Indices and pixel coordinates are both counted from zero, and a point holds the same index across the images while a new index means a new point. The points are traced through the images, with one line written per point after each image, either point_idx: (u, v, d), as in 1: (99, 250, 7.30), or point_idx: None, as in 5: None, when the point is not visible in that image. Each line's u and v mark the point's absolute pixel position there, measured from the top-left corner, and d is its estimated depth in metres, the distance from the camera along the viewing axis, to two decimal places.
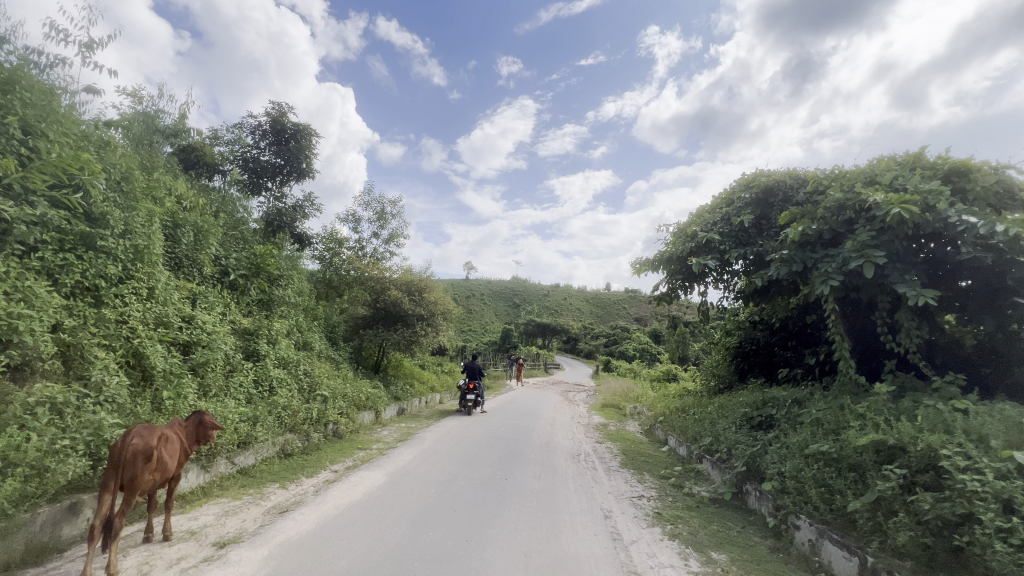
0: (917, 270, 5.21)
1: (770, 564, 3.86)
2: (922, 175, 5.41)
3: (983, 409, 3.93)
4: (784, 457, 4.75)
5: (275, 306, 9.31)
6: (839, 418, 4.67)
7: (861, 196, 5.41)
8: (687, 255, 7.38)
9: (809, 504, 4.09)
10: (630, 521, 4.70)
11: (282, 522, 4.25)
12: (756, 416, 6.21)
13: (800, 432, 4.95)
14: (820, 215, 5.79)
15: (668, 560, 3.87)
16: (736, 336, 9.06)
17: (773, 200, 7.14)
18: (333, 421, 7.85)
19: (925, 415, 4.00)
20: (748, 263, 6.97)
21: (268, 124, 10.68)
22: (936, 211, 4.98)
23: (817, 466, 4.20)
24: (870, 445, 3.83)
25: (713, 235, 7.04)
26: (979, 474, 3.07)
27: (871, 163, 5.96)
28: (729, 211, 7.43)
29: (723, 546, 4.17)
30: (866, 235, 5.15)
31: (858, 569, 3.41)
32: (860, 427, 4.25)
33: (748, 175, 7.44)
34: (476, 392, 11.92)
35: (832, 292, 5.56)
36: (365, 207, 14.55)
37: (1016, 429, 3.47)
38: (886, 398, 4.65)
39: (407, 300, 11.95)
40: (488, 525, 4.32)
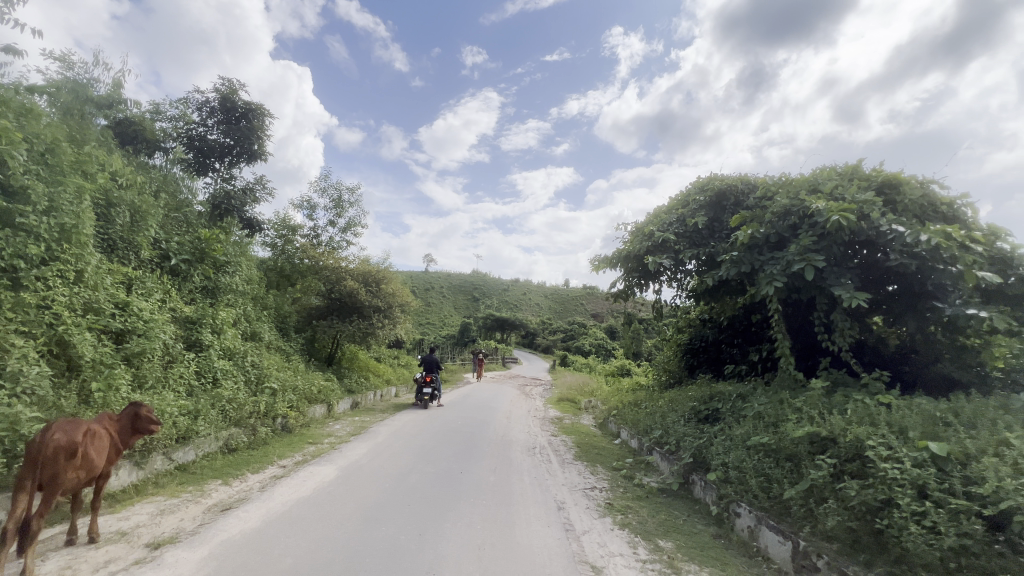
0: (852, 274, 5.58)
1: (713, 549, 4.06)
2: (858, 186, 5.80)
3: (903, 403, 4.28)
4: (728, 448, 4.99)
5: (221, 294, 8.82)
6: (778, 411, 4.96)
7: (805, 203, 5.75)
8: (643, 253, 7.59)
9: (749, 492, 4.32)
10: (583, 512, 4.81)
11: (224, 520, 4.04)
12: (703, 410, 6.48)
13: (743, 425, 5.22)
14: (768, 219, 6.10)
15: (618, 549, 3.98)
16: (687, 333, 9.42)
17: (725, 203, 7.46)
18: (282, 415, 7.54)
19: (854, 408, 4.31)
20: (701, 263, 7.25)
21: (217, 102, 10.08)
22: (870, 220, 5.35)
23: (758, 456, 4.45)
24: (806, 437, 4.09)
25: (669, 235, 7.27)
26: (898, 463, 3.32)
27: (815, 173, 6.33)
28: (685, 213, 7.68)
29: (670, 534, 4.34)
30: (808, 240, 5.47)
31: (791, 552, 3.64)
32: (797, 420, 4.53)
33: (703, 179, 7.73)
34: (433, 385, 11.80)
35: (776, 293, 5.88)
36: (321, 193, 14.03)
37: (931, 421, 3.80)
38: (820, 392, 4.99)
39: (364, 291, 11.63)
40: (443, 519, 4.29)
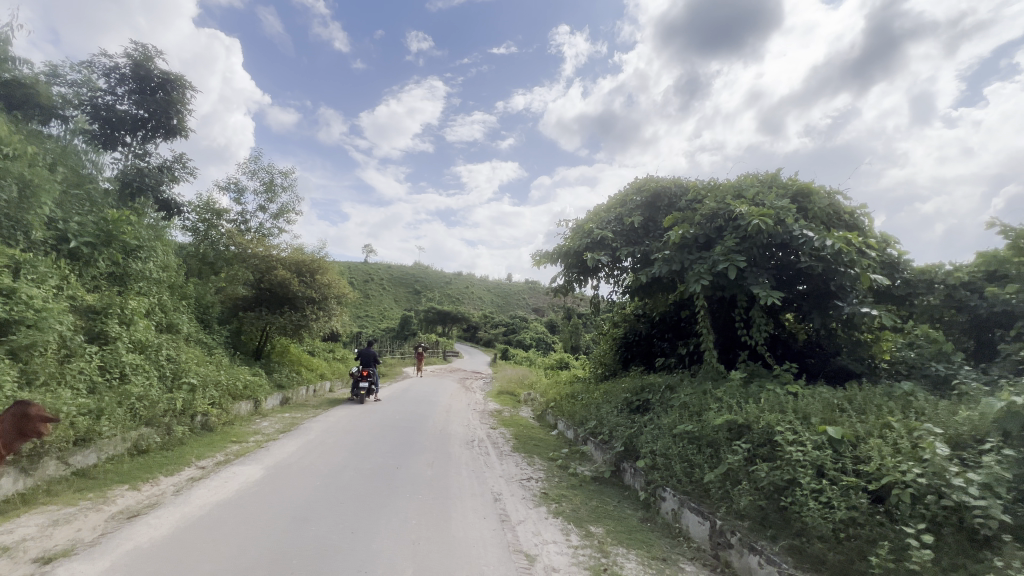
0: (768, 274, 6.07)
1: (640, 532, 4.28)
2: (776, 194, 6.31)
3: (807, 392, 4.74)
4: (656, 436, 5.28)
5: (132, 281, 8.02)
6: (702, 401, 5.31)
7: (730, 207, 6.19)
8: (583, 250, 7.83)
9: (674, 477, 4.60)
10: (519, 503, 4.90)
11: (131, 528, 3.71)
12: (635, 401, 6.80)
13: (670, 414, 5.55)
14: (697, 221, 6.48)
15: (552, 537, 4.09)
16: (622, 327, 9.82)
17: (660, 204, 7.82)
18: (202, 412, 7.00)
19: (766, 397, 4.71)
20: (636, 261, 7.54)
21: (128, 69, 9.12)
22: (785, 226, 5.84)
23: (682, 443, 4.74)
24: (725, 425, 4.42)
25: (607, 233, 7.54)
26: (801, 446, 3.67)
27: (740, 179, 6.80)
28: (622, 212, 7.98)
29: (601, 520, 4.53)
30: (732, 242, 5.88)
31: (708, 531, 3.92)
32: (717, 408, 4.88)
33: (640, 180, 8.06)
34: (370, 379, 11.46)
35: (703, 290, 6.28)
36: (251, 175, 13.12)
37: (829, 407, 4.23)
38: (738, 383, 5.40)
39: (297, 281, 11.03)
40: (377, 516, 4.21)
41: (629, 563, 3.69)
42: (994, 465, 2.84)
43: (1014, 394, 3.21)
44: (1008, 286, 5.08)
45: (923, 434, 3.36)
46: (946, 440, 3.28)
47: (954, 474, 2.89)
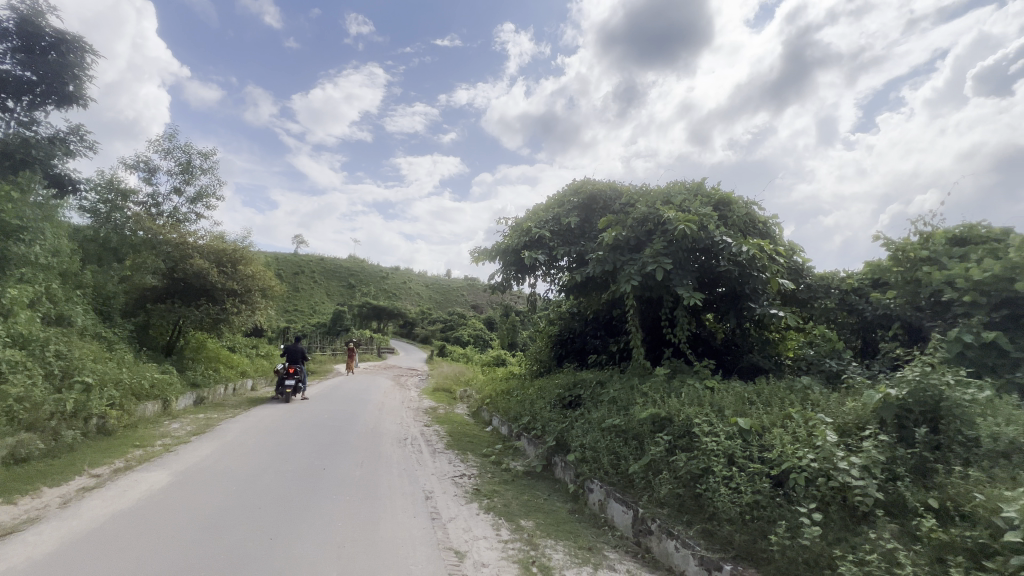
0: (692, 276, 6.45)
1: (568, 524, 4.41)
2: (701, 201, 6.74)
3: (722, 386, 5.12)
4: (586, 430, 5.47)
5: (12, 267, 7.02)
6: (629, 396, 5.57)
7: (659, 212, 6.53)
8: (521, 248, 7.93)
9: (601, 469, 4.79)
10: (450, 500, 4.86)
11: (4, 547, 3.26)
12: (567, 396, 6.98)
13: (599, 409, 5.76)
14: (629, 224, 6.77)
15: (482, 533, 4.11)
16: (557, 325, 10.05)
17: (595, 206, 8.07)
18: (98, 415, 6.29)
19: (686, 391, 5.03)
20: (572, 261, 7.74)
21: (11, 24, 8.02)
22: (708, 232, 6.26)
23: (610, 437, 4.95)
24: (649, 418, 4.67)
25: (545, 232, 7.69)
26: (715, 436, 3.96)
27: (669, 186, 7.20)
28: (560, 212, 8.16)
29: (531, 514, 4.61)
30: (660, 245, 6.21)
31: (631, 519, 4.11)
32: (643, 402, 5.14)
33: (577, 182, 8.28)
34: (297, 376, 10.88)
35: (633, 290, 6.56)
36: (164, 154, 11.94)
37: (741, 400, 4.61)
38: (663, 379, 5.72)
39: (216, 271, 10.20)
40: (299, 520, 4.01)
41: (557, 554, 3.79)
42: (871, 449, 3.23)
43: (889, 386, 3.66)
44: (888, 293, 5.78)
45: (816, 423, 3.75)
46: (835, 428, 3.68)
47: (840, 458, 3.24)
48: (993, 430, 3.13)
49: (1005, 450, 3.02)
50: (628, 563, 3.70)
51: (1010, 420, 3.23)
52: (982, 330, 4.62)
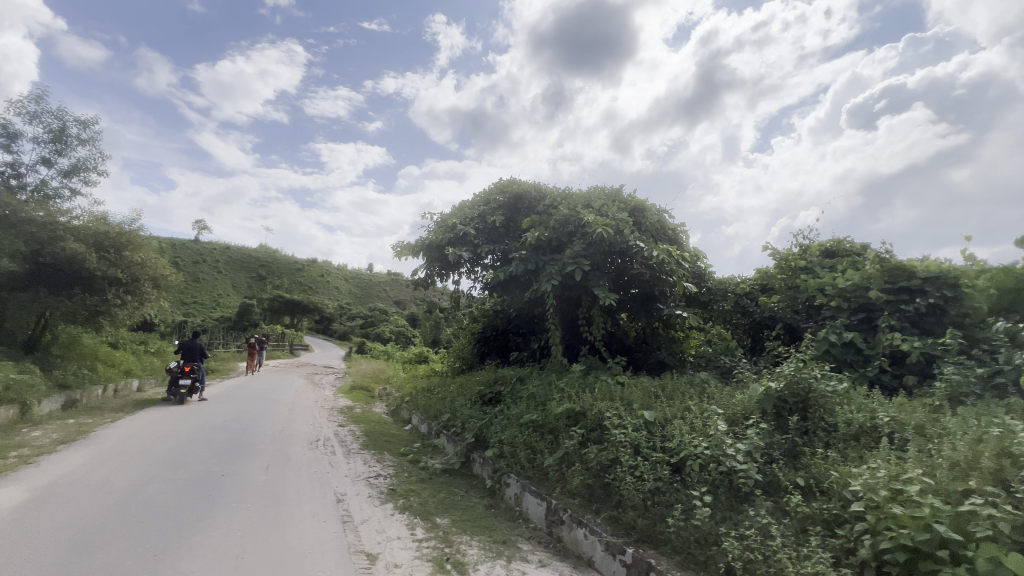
0: (607, 278, 6.78)
1: (484, 519, 4.46)
2: (618, 207, 7.13)
3: (632, 381, 5.47)
4: (504, 426, 5.57)
5: None
6: (547, 392, 5.76)
7: (579, 215, 6.84)
8: (445, 244, 7.89)
9: (518, 464, 4.91)
10: (363, 502, 4.71)
11: None
12: (487, 393, 7.05)
13: (518, 404, 5.90)
14: (551, 225, 7.01)
15: (397, 533, 4.03)
16: (480, 322, 10.12)
17: (520, 206, 8.21)
18: None
19: (600, 386, 5.32)
20: (496, 259, 7.83)
21: None
22: (623, 236, 6.65)
23: (527, 432, 5.10)
24: (564, 413, 4.87)
25: (469, 229, 7.71)
26: (624, 428, 4.22)
27: (590, 191, 7.54)
28: (486, 210, 8.21)
29: (448, 511, 4.61)
30: (580, 247, 6.50)
31: (544, 511, 4.26)
32: (559, 398, 5.35)
33: (504, 181, 8.38)
34: (193, 375, 9.90)
35: (553, 289, 6.79)
36: (30, 119, 10.27)
37: (648, 394, 4.96)
38: (578, 375, 6.00)
39: (96, 257, 8.98)
40: (190, 532, 3.67)
41: (472, 549, 3.82)
42: (754, 437, 3.63)
43: (770, 380, 4.14)
44: (773, 297, 6.51)
45: (710, 414, 4.13)
46: (726, 419, 4.07)
47: (728, 445, 3.60)
48: (848, 416, 3.65)
49: (856, 433, 3.53)
50: (540, 554, 3.83)
51: (861, 407, 3.79)
52: (844, 330, 5.37)
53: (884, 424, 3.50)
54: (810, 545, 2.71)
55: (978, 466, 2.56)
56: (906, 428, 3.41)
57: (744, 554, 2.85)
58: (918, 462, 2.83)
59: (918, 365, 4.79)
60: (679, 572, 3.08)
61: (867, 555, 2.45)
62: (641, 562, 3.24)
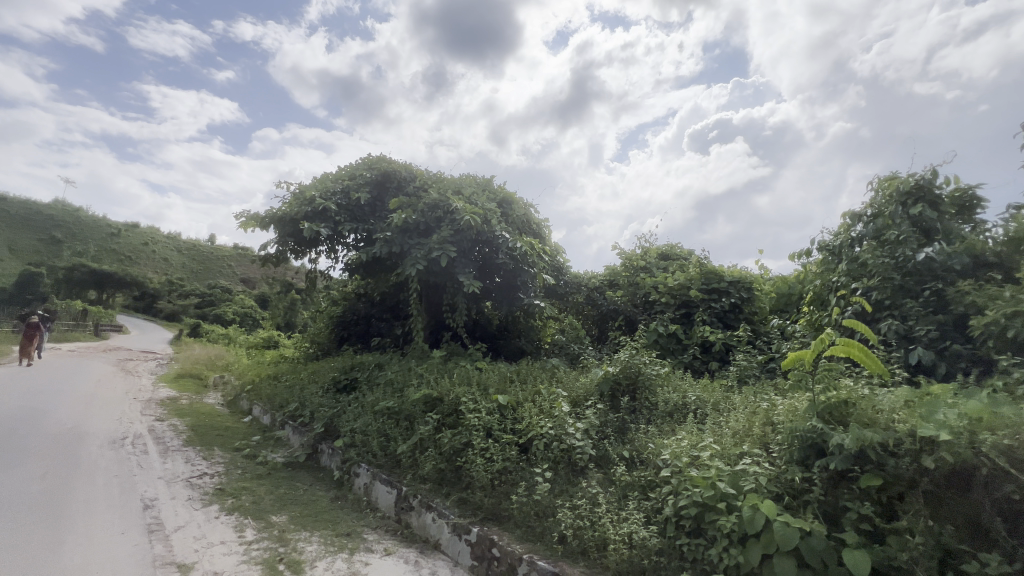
0: (473, 266, 6.87)
1: (328, 513, 4.21)
2: (488, 197, 7.27)
3: (491, 367, 5.65)
4: (358, 414, 5.32)
5: None
6: (406, 378, 5.65)
7: (449, 201, 6.82)
8: (301, 218, 7.24)
9: (370, 453, 4.74)
10: (179, 506, 4.08)
11: None
12: (342, 380, 6.64)
13: (375, 391, 5.68)
14: (420, 208, 6.87)
15: (220, 538, 3.58)
16: (340, 306, 9.48)
17: (388, 185, 7.82)
18: None
19: (459, 372, 5.38)
20: (359, 239, 7.40)
21: None
22: (490, 226, 6.81)
23: (381, 419, 4.94)
24: (421, 399, 4.82)
25: (330, 204, 7.16)
26: (478, 412, 4.33)
27: (461, 178, 7.55)
28: (350, 185, 7.69)
29: (286, 508, 4.24)
30: (447, 233, 6.49)
31: (394, 498, 4.17)
32: (418, 384, 5.29)
33: (372, 157, 7.92)
34: None
35: (418, 274, 6.68)
36: None
37: (505, 379, 5.17)
38: (439, 361, 5.99)
39: None
40: None
41: (310, 546, 3.57)
42: (591, 417, 4.03)
43: (609, 365, 4.63)
44: (617, 292, 7.26)
45: (557, 396, 4.45)
46: (570, 400, 4.44)
47: (569, 424, 3.93)
48: (666, 396, 4.24)
49: (670, 410, 4.13)
50: (386, 542, 3.75)
51: (676, 387, 4.44)
52: (670, 323, 6.24)
53: (691, 401, 4.16)
54: (627, 509, 3.09)
55: (751, 433, 3.18)
56: (706, 404, 4.09)
57: (575, 522, 3.15)
58: (712, 432, 3.41)
59: (720, 352, 5.79)
60: (518, 544, 3.28)
61: (670, 512, 2.88)
62: (484, 539, 3.37)
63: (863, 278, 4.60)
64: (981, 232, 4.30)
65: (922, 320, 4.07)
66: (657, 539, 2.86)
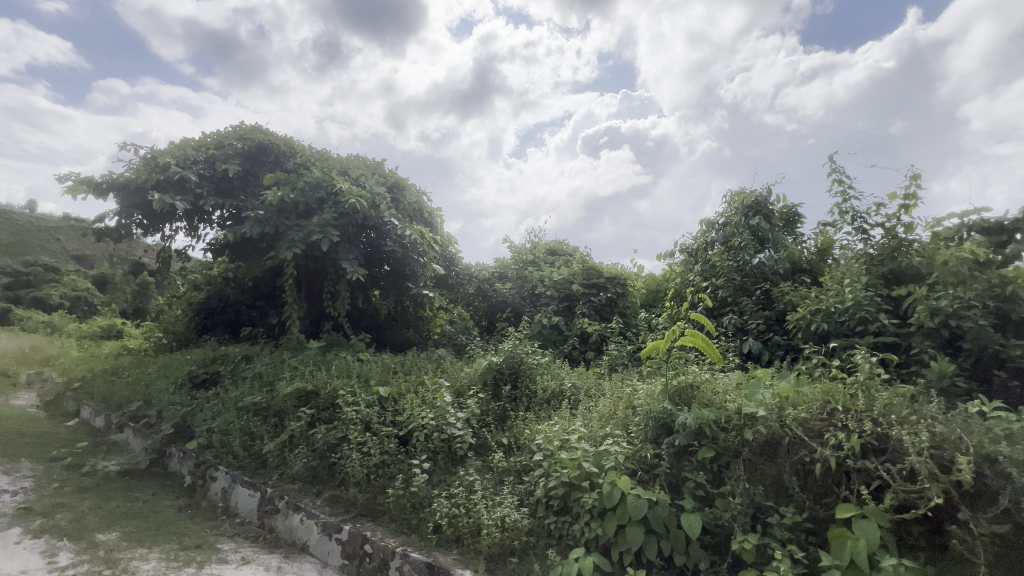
0: (358, 252, 6.52)
1: (174, 524, 3.72)
2: (376, 180, 6.95)
3: (373, 359, 5.42)
4: (217, 412, 4.76)
5: None
6: (277, 371, 5.19)
7: (332, 181, 6.37)
8: (150, 187, 6.26)
9: (230, 454, 4.29)
10: None
11: None
12: (200, 374, 5.89)
13: (239, 386, 5.13)
14: (299, 187, 6.33)
15: (21, 567, 2.97)
16: (202, 291, 8.38)
17: (263, 158, 7.03)
18: None
19: (337, 364, 5.08)
20: (225, 216, 6.61)
21: None
22: (378, 211, 6.50)
23: (245, 417, 4.48)
24: (293, 393, 4.45)
25: (189, 174, 6.29)
26: (356, 405, 4.14)
27: (348, 158, 7.10)
28: (216, 155, 6.81)
29: (118, 523, 3.66)
30: (329, 216, 6.08)
31: (257, 502, 3.82)
32: (290, 377, 4.89)
33: (245, 126, 7.10)
34: None
35: (294, 259, 6.16)
36: None
37: (387, 370, 5.00)
38: (316, 352, 5.60)
39: None
40: None
41: (147, 563, 3.12)
42: (472, 406, 4.08)
43: (493, 355, 4.73)
44: (506, 284, 7.44)
45: (440, 387, 4.42)
46: (453, 391, 4.44)
47: (451, 414, 3.94)
48: (544, 384, 4.46)
49: (547, 397, 4.35)
50: (244, 550, 3.43)
51: (554, 375, 4.68)
52: (553, 315, 6.56)
53: (567, 388, 4.42)
54: (502, 493, 3.19)
55: (615, 416, 3.48)
56: (579, 391, 4.38)
57: (452, 510, 3.18)
58: (582, 417, 3.66)
59: (596, 343, 6.23)
60: (392, 538, 3.21)
61: (540, 494, 3.04)
62: (356, 536, 3.24)
63: (713, 277, 5.29)
64: (799, 243, 5.18)
65: (753, 315, 4.79)
66: (528, 520, 3.01)
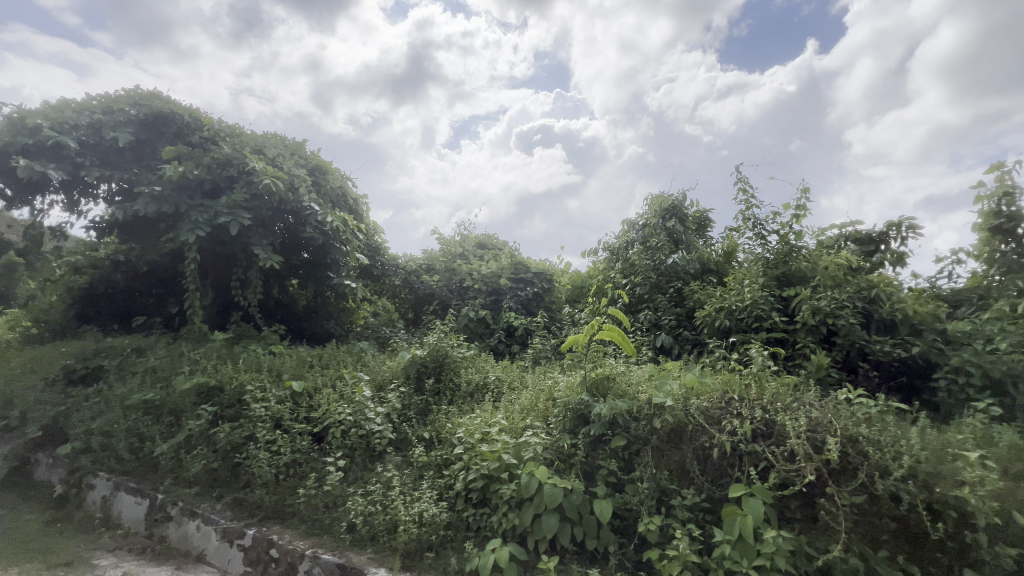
0: (272, 237, 6.07)
1: (40, 541, 3.27)
2: (295, 161, 6.52)
3: (287, 352, 5.08)
4: (99, 411, 4.22)
5: None
6: (173, 364, 4.70)
7: (244, 159, 5.85)
8: (18, 152, 5.43)
9: (114, 457, 3.83)
10: None
11: None
12: (79, 369, 5.19)
13: (127, 382, 4.59)
14: (205, 163, 5.75)
15: None
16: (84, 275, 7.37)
17: (163, 128, 6.24)
18: None
19: (246, 357, 4.70)
20: (114, 191, 5.87)
21: None
22: (297, 194, 6.08)
23: (134, 416, 4.00)
24: (192, 389, 4.02)
25: (68, 141, 5.52)
26: (265, 401, 3.84)
27: (264, 135, 6.58)
28: (103, 120, 5.99)
29: None
30: (240, 196, 5.59)
31: (145, 510, 3.45)
32: (190, 372, 4.45)
33: (141, 90, 6.32)
34: None
35: (197, 242, 5.61)
36: None
37: (303, 364, 4.72)
38: (221, 344, 5.14)
39: None
40: None
41: None
42: (394, 400, 3.96)
43: (417, 348, 4.62)
44: (433, 276, 7.30)
45: (359, 381, 4.23)
46: (373, 384, 4.28)
47: (370, 409, 3.79)
48: (469, 377, 4.43)
49: (471, 391, 4.33)
50: (128, 564, 3.09)
51: (479, 368, 4.66)
52: (480, 309, 6.55)
53: (491, 381, 4.43)
54: (421, 489, 3.14)
55: (536, 408, 3.54)
56: (503, 384, 4.41)
57: (367, 508, 3.07)
58: (504, 409, 3.69)
59: (522, 336, 6.32)
60: (302, 540, 3.05)
61: (460, 487, 3.03)
62: (261, 541, 3.03)
63: (632, 275, 5.56)
64: (709, 246, 5.59)
65: (666, 311, 5.12)
66: (446, 514, 2.99)
